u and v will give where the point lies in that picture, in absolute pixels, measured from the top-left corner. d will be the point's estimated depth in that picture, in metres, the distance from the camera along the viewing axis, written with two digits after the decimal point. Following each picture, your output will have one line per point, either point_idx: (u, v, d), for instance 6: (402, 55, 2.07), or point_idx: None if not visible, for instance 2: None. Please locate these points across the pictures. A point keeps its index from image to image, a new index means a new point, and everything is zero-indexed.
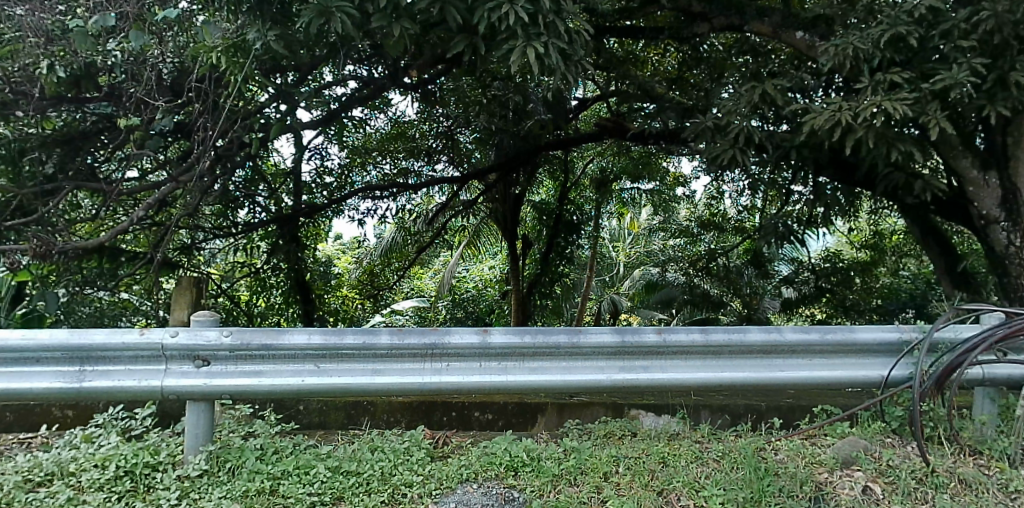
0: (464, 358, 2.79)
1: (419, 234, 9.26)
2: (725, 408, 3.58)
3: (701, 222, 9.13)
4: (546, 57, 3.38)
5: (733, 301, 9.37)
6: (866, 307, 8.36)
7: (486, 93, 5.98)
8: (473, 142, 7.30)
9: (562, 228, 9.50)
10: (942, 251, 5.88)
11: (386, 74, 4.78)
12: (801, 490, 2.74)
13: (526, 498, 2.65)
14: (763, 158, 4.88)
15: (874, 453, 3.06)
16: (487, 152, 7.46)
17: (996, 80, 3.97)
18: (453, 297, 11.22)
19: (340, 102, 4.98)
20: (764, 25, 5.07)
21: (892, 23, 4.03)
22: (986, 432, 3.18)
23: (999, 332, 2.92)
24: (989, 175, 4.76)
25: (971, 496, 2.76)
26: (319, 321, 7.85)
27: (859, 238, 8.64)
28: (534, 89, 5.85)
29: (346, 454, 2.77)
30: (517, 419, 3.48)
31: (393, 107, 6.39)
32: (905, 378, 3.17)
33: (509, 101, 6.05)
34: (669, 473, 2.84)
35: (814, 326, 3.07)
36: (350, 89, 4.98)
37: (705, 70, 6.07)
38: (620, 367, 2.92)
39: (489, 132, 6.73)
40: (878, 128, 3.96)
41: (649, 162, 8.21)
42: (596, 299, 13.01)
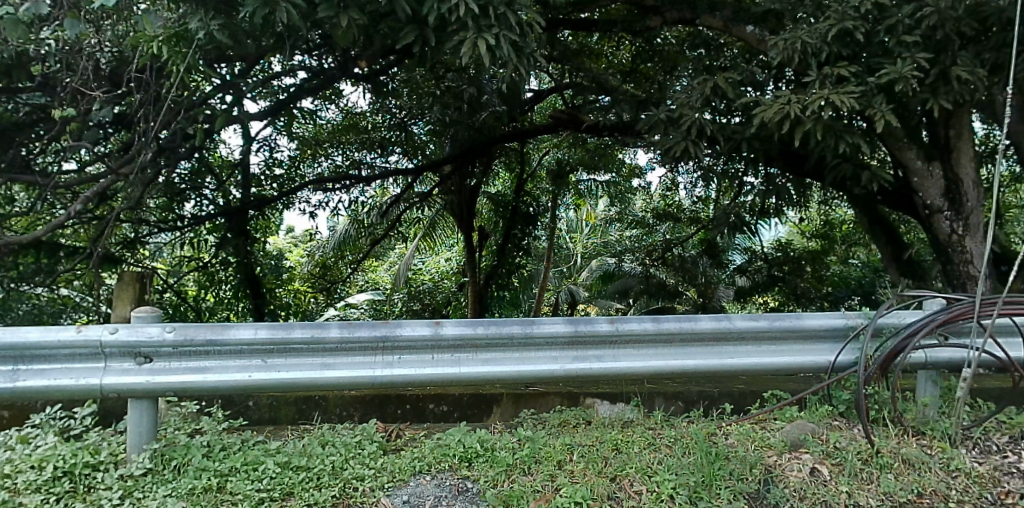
0: (416, 350, 2.78)
1: (372, 227, 9.15)
2: (679, 395, 3.61)
3: (657, 213, 9.32)
4: (497, 49, 3.34)
5: (689, 290, 9.40)
6: (818, 294, 8.47)
7: (440, 85, 5.92)
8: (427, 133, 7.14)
9: (519, 221, 9.55)
10: (889, 241, 6.04)
11: (337, 65, 4.72)
12: (750, 473, 2.82)
13: (480, 488, 2.67)
14: (716, 150, 4.95)
15: (821, 436, 3.19)
16: (442, 144, 7.37)
17: (939, 74, 4.20)
18: (409, 290, 11.11)
19: (289, 93, 4.93)
20: (716, 19, 5.13)
21: (839, 18, 4.12)
22: (928, 413, 3.35)
23: (939, 317, 3.13)
24: (933, 165, 4.91)
25: (914, 474, 2.89)
26: (269, 316, 7.66)
27: (810, 228, 8.91)
28: (488, 81, 5.84)
29: (297, 449, 2.75)
30: (471, 410, 3.42)
31: (343, 98, 6.32)
32: (850, 363, 3.26)
33: (464, 93, 6.01)
34: (623, 459, 2.89)
35: (763, 314, 3.14)
36: (299, 80, 4.91)
37: (658, 63, 6.13)
38: (573, 357, 2.95)
39: (443, 124, 6.67)
40: (825, 121, 4.06)
41: (604, 153, 8.22)
42: (553, 290, 13.17)
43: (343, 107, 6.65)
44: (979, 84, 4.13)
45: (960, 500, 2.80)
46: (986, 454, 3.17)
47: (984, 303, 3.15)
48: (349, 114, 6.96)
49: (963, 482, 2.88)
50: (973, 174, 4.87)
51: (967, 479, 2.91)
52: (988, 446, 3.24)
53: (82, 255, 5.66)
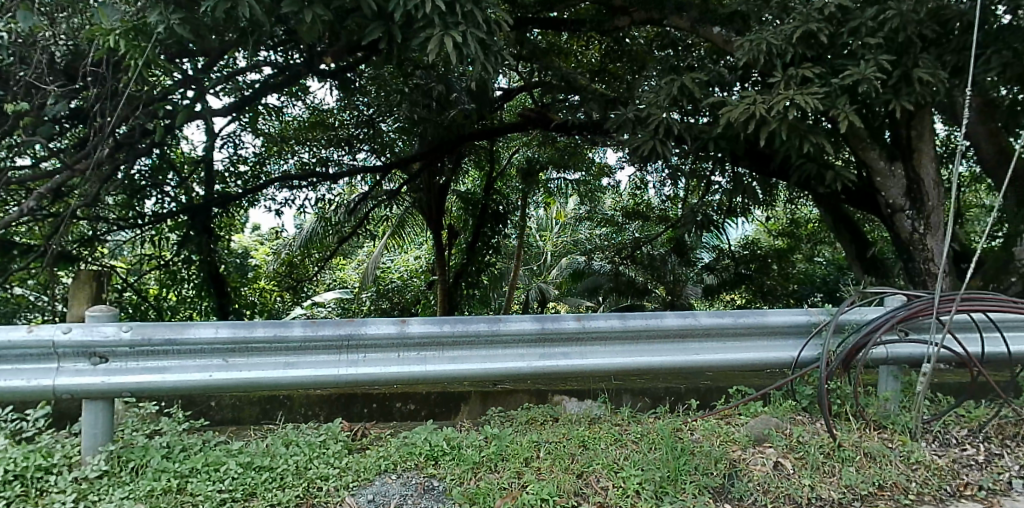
0: (381, 348, 2.76)
1: (339, 225, 9.06)
2: (646, 392, 3.64)
3: (626, 212, 9.39)
4: (464, 47, 3.33)
5: (658, 288, 9.48)
6: (783, 292, 8.66)
7: (407, 82, 5.78)
8: (394, 131, 7.09)
9: (488, 219, 9.55)
10: (852, 239, 6.16)
11: (302, 61, 4.69)
12: (715, 468, 2.86)
13: (446, 486, 2.66)
14: (684, 149, 5.01)
15: (785, 431, 3.26)
16: (410, 142, 7.32)
17: (901, 76, 4.29)
18: (377, 288, 11.03)
19: (253, 90, 4.94)
20: (683, 20, 5.19)
21: (804, 19, 4.19)
22: (889, 408, 3.43)
23: (900, 314, 3.20)
24: (895, 165, 5.01)
25: (875, 467, 2.95)
26: (234, 315, 7.54)
27: (777, 227, 9.12)
28: (457, 79, 5.84)
29: (259, 449, 2.73)
30: (439, 409, 3.41)
31: (309, 95, 6.28)
32: (814, 359, 3.32)
33: (433, 91, 5.99)
34: (589, 455, 2.91)
35: (728, 311, 3.18)
36: (264, 77, 4.93)
37: (627, 63, 6.18)
38: (540, 354, 2.95)
39: (412, 122, 6.63)
40: (790, 121, 4.12)
41: (574, 152, 8.19)
42: (523, 288, 13.22)
43: (309, 103, 6.61)
44: (939, 86, 4.23)
45: (920, 492, 2.86)
46: (945, 447, 3.25)
47: (943, 300, 3.23)
48: (316, 111, 6.90)
49: (923, 474, 2.95)
50: (934, 174, 4.98)
51: (927, 471, 2.98)
52: (946, 439, 3.32)
53: (36, 254, 5.52)
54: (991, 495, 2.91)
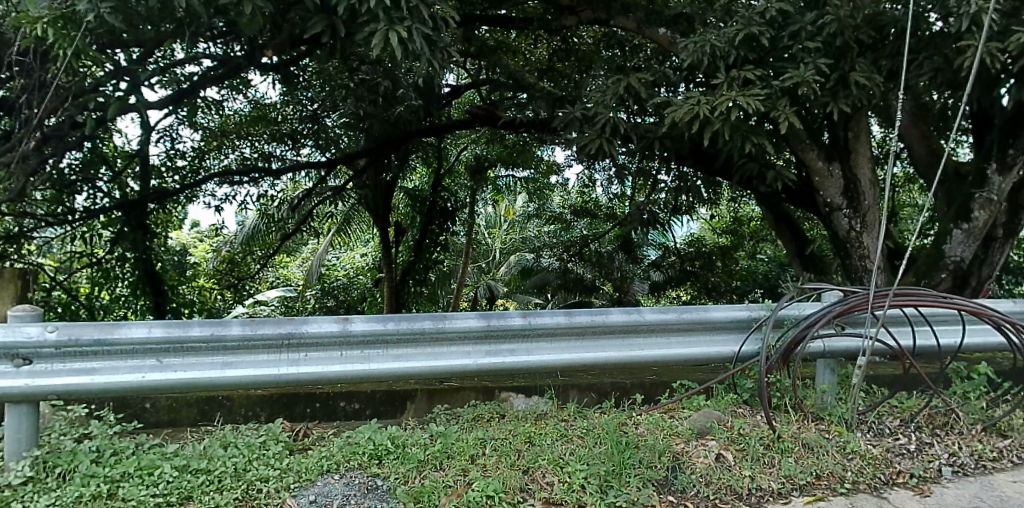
0: (323, 347, 2.72)
1: (282, 222, 8.88)
2: (592, 387, 3.68)
3: (574, 209, 9.50)
4: (410, 42, 3.30)
5: (606, 284, 9.59)
6: (727, 288, 8.91)
7: (353, 77, 5.75)
8: (340, 127, 6.96)
9: (436, 216, 9.43)
10: (792, 236, 6.35)
11: (244, 54, 4.58)
12: (659, 461, 2.90)
13: (390, 485, 2.64)
14: (630, 148, 5.09)
15: (726, 423, 3.35)
16: (356, 138, 7.18)
17: (838, 79, 4.44)
18: (322, 286, 10.85)
19: (191, 82, 4.86)
20: (629, 21, 5.27)
21: (746, 23, 4.29)
22: (826, 399, 3.55)
23: (836, 309, 3.33)
24: (833, 165, 5.17)
25: (812, 457, 3.05)
26: (171, 313, 7.32)
27: (721, 224, 9.37)
28: (404, 75, 5.79)
29: (196, 451, 2.66)
30: (384, 407, 3.37)
31: (252, 88, 6.15)
32: (754, 353, 3.42)
33: (379, 86, 5.92)
34: (535, 451, 2.93)
35: (671, 306, 3.24)
36: (204, 69, 4.84)
37: (575, 62, 6.24)
38: (486, 351, 2.95)
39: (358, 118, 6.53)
40: (732, 121, 4.22)
41: (523, 150, 8.28)
42: (472, 285, 13.24)
43: (251, 96, 6.51)
44: (873, 90, 4.40)
45: (855, 481, 2.97)
46: (879, 437, 3.39)
47: (877, 295, 3.37)
48: (259, 105, 6.75)
49: (858, 463, 3.07)
50: (869, 174, 5.18)
51: (862, 460, 3.10)
52: (880, 429, 3.46)
53: None
54: (922, 482, 3.04)
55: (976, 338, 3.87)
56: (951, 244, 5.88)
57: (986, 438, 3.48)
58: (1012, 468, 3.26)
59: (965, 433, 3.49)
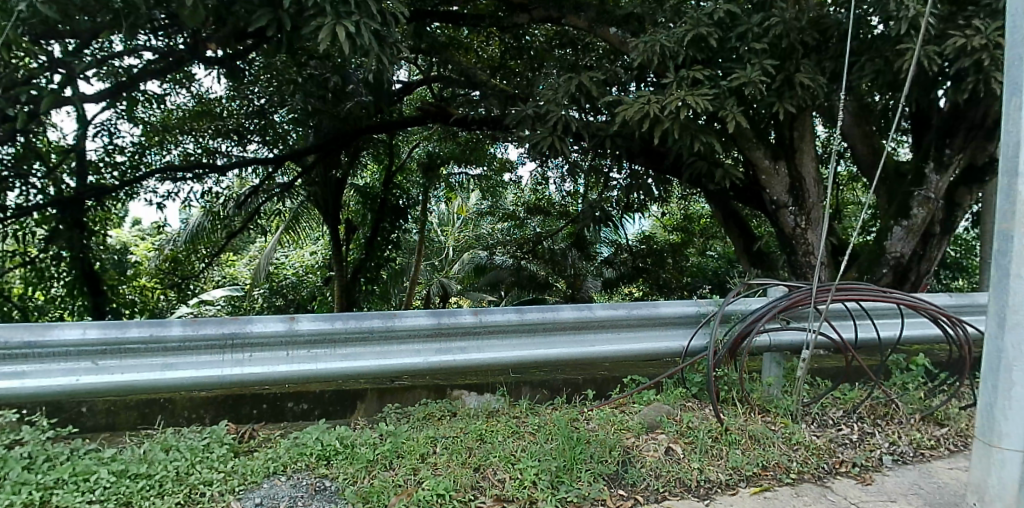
0: (269, 347, 2.67)
1: (228, 219, 8.69)
2: (544, 383, 3.70)
3: (528, 207, 9.67)
4: (358, 37, 3.27)
5: (559, 281, 9.65)
6: (678, 284, 9.07)
7: (301, 72, 5.63)
8: (288, 123, 6.83)
9: (388, 213, 9.35)
10: (741, 233, 6.50)
11: (185, 47, 4.47)
12: (609, 455, 2.94)
13: (339, 486, 2.61)
14: (583, 146, 5.14)
15: (675, 417, 3.42)
16: (305, 134, 7.07)
17: (784, 80, 4.55)
18: (270, 284, 10.64)
19: (129, 75, 4.74)
20: (581, 20, 5.32)
21: (695, 23, 4.38)
22: (772, 392, 3.66)
23: (781, 303, 3.42)
24: (779, 164, 5.31)
25: (759, 448, 3.14)
26: (111, 313, 7.08)
27: (672, 222, 9.52)
28: (353, 71, 5.71)
29: (135, 456, 2.58)
30: (333, 407, 3.33)
31: (195, 82, 6.00)
32: (702, 348, 3.48)
33: (328, 82, 5.82)
34: (486, 449, 2.93)
35: (622, 302, 3.28)
36: (144, 62, 4.71)
37: (526, 60, 6.27)
38: (437, 349, 2.95)
39: (307, 115, 6.39)
40: (681, 120, 4.29)
41: (476, 147, 8.30)
42: (425, 283, 13.20)
43: (193, 91, 6.40)
44: (817, 91, 4.53)
45: (800, 471, 3.07)
46: (823, 427, 3.50)
47: (820, 290, 3.47)
48: (203, 99, 6.58)
49: (803, 454, 3.16)
50: (813, 172, 5.34)
51: (806, 450, 3.20)
52: (824, 420, 3.58)
53: None
54: (863, 471, 3.15)
55: (914, 331, 4.03)
56: (892, 240, 6.09)
57: (924, 427, 3.63)
58: (948, 455, 3.41)
59: (904, 422, 3.64)
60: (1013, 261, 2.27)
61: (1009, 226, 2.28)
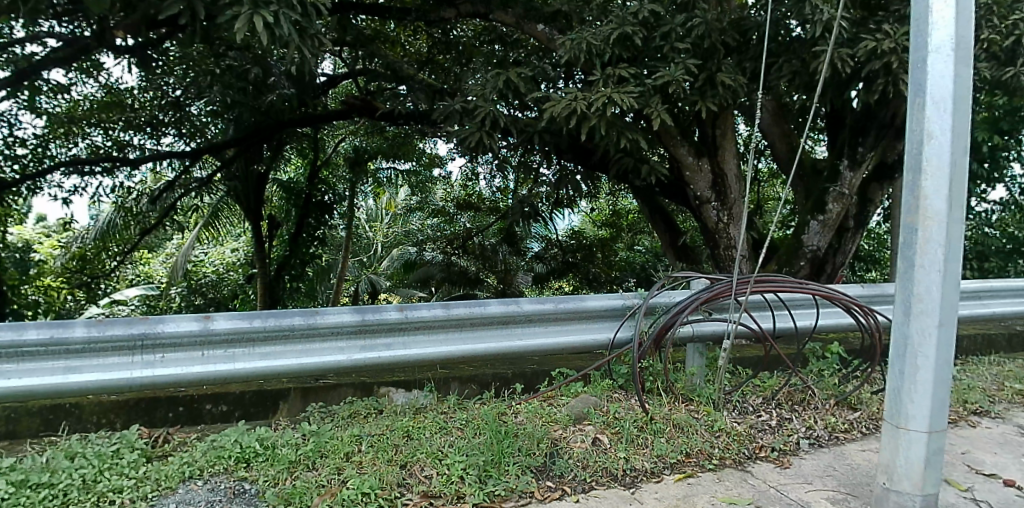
0: (183, 347, 2.58)
1: (142, 215, 8.34)
2: (473, 378, 3.71)
3: (458, 202, 9.69)
4: (276, 28, 3.19)
5: (489, 277, 9.73)
6: (607, 278, 9.28)
7: (219, 63, 5.40)
8: (206, 115, 6.61)
9: (313, 209, 9.22)
10: (666, 228, 6.70)
11: (92, 35, 4.26)
12: (537, 448, 2.98)
13: (259, 489, 2.55)
14: (512, 142, 5.19)
15: (602, 408, 3.50)
16: (224, 127, 6.88)
17: (706, 79, 4.69)
18: (188, 282, 10.25)
19: (31, 63, 4.50)
20: (508, 16, 5.35)
21: (620, 23, 4.48)
22: (695, 381, 3.78)
23: (703, 295, 3.54)
24: (702, 161, 5.48)
25: (682, 436, 3.25)
26: (11, 315, 6.65)
27: (601, 217, 9.70)
28: (276, 63, 5.56)
29: (37, 465, 2.45)
30: (254, 408, 3.24)
31: (104, 71, 5.71)
32: (628, 340, 3.57)
33: (248, 74, 5.62)
34: (413, 446, 2.92)
35: (548, 296, 3.32)
36: (47, 49, 4.46)
37: (454, 55, 6.27)
38: (361, 347, 2.91)
39: (226, 107, 6.19)
40: (607, 118, 4.37)
41: (404, 142, 8.27)
42: (353, 280, 13.04)
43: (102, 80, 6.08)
44: (738, 90, 4.69)
45: (721, 456, 3.18)
46: (744, 414, 3.65)
47: (740, 282, 3.60)
48: (113, 89, 6.28)
49: (725, 440, 3.28)
50: (734, 169, 5.54)
51: (727, 437, 3.32)
52: (744, 407, 3.73)
53: None
54: (781, 455, 3.30)
55: (829, 320, 4.23)
56: (808, 234, 6.35)
57: (838, 411, 3.82)
58: (860, 438, 3.60)
59: (820, 407, 3.83)
60: (916, 252, 2.32)
61: (912, 219, 2.34)
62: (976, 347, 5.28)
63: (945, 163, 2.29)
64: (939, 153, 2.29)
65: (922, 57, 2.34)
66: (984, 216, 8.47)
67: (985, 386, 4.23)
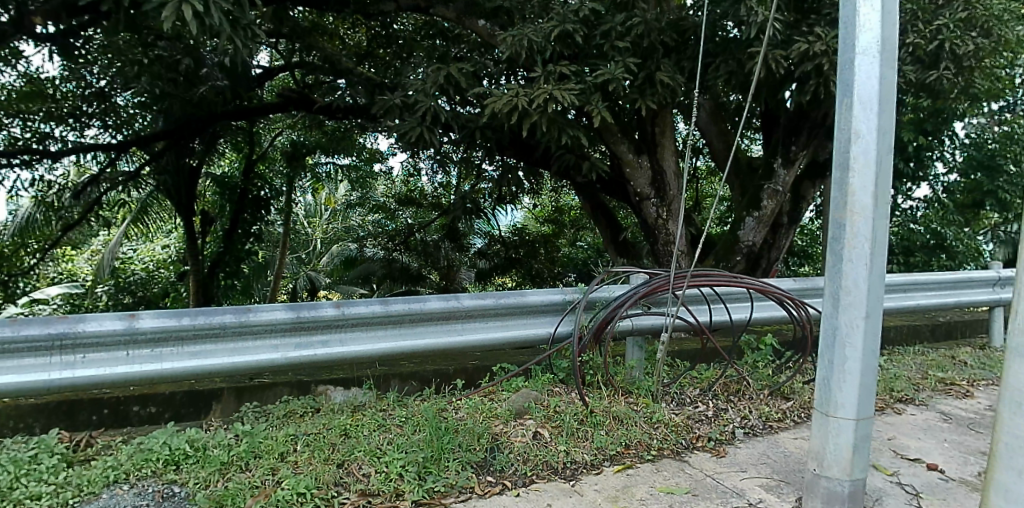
0: (106, 347, 2.49)
1: (64, 211, 7.97)
2: (413, 374, 3.69)
3: (399, 199, 9.61)
4: (207, 17, 3.11)
5: (432, 274, 9.68)
6: (549, 274, 9.36)
7: (148, 52, 5.12)
8: (134, 107, 6.40)
9: (248, 205, 8.96)
10: (607, 224, 6.83)
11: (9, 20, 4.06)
12: (477, 444, 2.99)
13: (188, 492, 2.48)
14: (453, 138, 5.22)
15: (542, 402, 3.54)
16: (153, 119, 6.73)
17: (645, 77, 4.80)
18: (115, 281, 9.86)
19: None
20: (449, 11, 5.34)
21: (561, 20, 4.52)
22: (634, 374, 3.87)
23: (641, 290, 3.61)
24: (642, 158, 5.61)
25: (622, 428, 3.32)
26: None
27: (543, 213, 9.77)
28: (209, 54, 5.39)
29: None
30: (185, 409, 3.15)
31: (23, 58, 5.44)
32: (569, 334, 3.62)
33: (179, 64, 5.40)
34: (351, 444, 2.89)
35: (489, 292, 3.34)
36: None
37: (394, 50, 6.22)
38: (296, 344, 2.87)
39: (155, 98, 5.98)
40: (549, 114, 4.41)
41: (342, 136, 8.00)
42: (291, 277, 12.78)
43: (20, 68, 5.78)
44: (676, 89, 4.81)
45: (660, 447, 3.26)
46: (682, 406, 3.75)
47: (677, 276, 3.69)
48: (32, 79, 5.99)
49: (663, 431, 3.37)
50: (673, 166, 5.67)
51: (665, 428, 3.41)
52: (681, 399, 3.83)
53: None
54: (717, 444, 3.41)
55: (762, 313, 4.39)
56: (744, 230, 6.56)
57: (772, 401, 3.96)
58: (793, 426, 3.73)
59: (754, 397, 3.97)
60: (844, 246, 2.43)
61: (841, 214, 2.45)
62: (902, 337, 5.55)
63: (871, 160, 2.41)
64: (866, 151, 2.41)
65: (851, 58, 2.45)
66: (910, 213, 8.90)
67: (910, 374, 4.46)
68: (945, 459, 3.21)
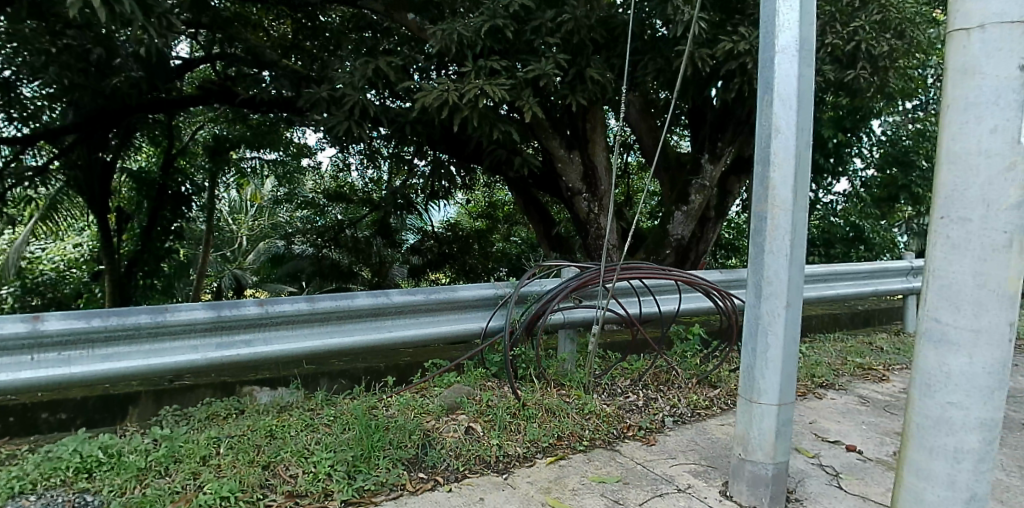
0: (8, 352, 2.36)
1: None
2: (343, 373, 3.65)
3: (329, 194, 9.51)
4: (116, 4, 2.98)
5: (364, 270, 9.57)
6: (484, 269, 9.40)
7: (56, 42, 4.83)
8: (40, 98, 6.07)
9: (167, 201, 8.52)
10: (540, 219, 6.93)
11: None
12: (408, 440, 2.99)
13: (103, 500, 2.39)
14: (384, 132, 5.19)
15: (475, 396, 3.57)
16: (63, 111, 6.43)
17: (575, 74, 4.90)
18: (22, 282, 9.33)
19: None
20: (377, 3, 5.28)
21: (491, 15, 4.52)
22: (566, 366, 3.93)
23: (572, 284, 3.66)
24: (573, 154, 5.70)
25: (554, 420, 3.38)
26: None
27: (476, 209, 9.82)
28: (123, 42, 5.15)
29: None
30: (99, 415, 3.02)
31: None
32: (501, 328, 3.65)
33: (89, 53, 5.15)
34: (277, 445, 2.84)
35: (419, 288, 3.33)
36: None
37: (321, 42, 6.12)
38: (217, 344, 2.80)
39: (64, 89, 5.68)
40: (479, 109, 4.42)
41: (267, 132, 7.85)
42: (215, 275, 12.39)
43: None
44: (606, 85, 4.90)
45: (591, 437, 3.34)
46: (613, 396, 3.84)
47: (607, 269, 3.77)
48: None
49: (595, 422, 3.45)
50: (604, 161, 5.80)
51: (597, 418, 3.50)
52: (613, 389, 3.93)
53: None
54: (648, 433, 3.51)
55: (689, 304, 4.54)
56: (673, 224, 6.75)
57: (699, 389, 4.11)
58: (720, 413, 3.88)
59: (683, 386, 4.10)
60: (766, 237, 2.55)
61: (763, 207, 2.57)
62: (823, 325, 5.84)
63: (790, 154, 2.53)
64: (786, 146, 2.53)
65: (771, 57, 2.57)
66: (830, 207, 9.37)
67: (831, 360, 4.72)
68: (862, 440, 3.42)
